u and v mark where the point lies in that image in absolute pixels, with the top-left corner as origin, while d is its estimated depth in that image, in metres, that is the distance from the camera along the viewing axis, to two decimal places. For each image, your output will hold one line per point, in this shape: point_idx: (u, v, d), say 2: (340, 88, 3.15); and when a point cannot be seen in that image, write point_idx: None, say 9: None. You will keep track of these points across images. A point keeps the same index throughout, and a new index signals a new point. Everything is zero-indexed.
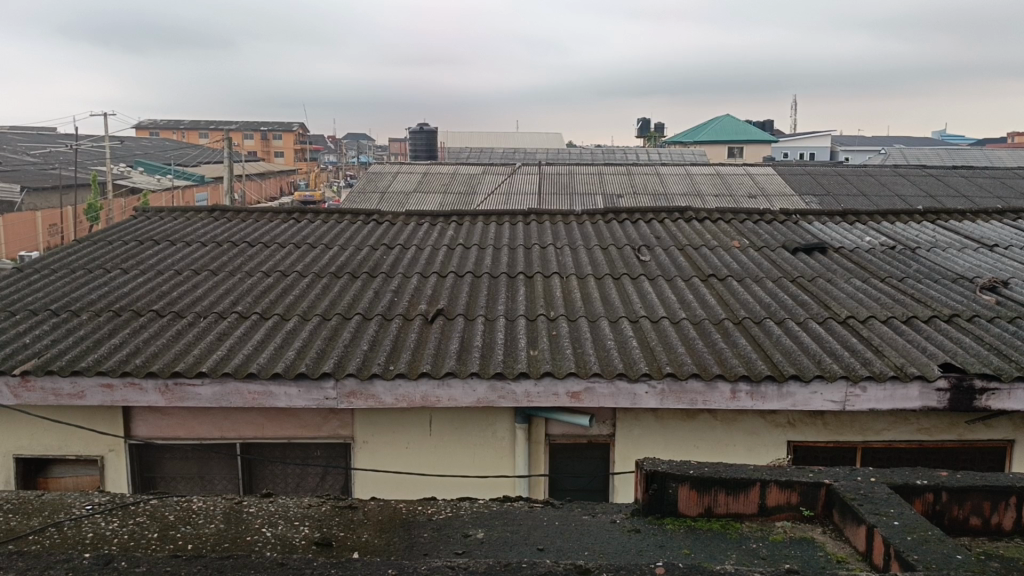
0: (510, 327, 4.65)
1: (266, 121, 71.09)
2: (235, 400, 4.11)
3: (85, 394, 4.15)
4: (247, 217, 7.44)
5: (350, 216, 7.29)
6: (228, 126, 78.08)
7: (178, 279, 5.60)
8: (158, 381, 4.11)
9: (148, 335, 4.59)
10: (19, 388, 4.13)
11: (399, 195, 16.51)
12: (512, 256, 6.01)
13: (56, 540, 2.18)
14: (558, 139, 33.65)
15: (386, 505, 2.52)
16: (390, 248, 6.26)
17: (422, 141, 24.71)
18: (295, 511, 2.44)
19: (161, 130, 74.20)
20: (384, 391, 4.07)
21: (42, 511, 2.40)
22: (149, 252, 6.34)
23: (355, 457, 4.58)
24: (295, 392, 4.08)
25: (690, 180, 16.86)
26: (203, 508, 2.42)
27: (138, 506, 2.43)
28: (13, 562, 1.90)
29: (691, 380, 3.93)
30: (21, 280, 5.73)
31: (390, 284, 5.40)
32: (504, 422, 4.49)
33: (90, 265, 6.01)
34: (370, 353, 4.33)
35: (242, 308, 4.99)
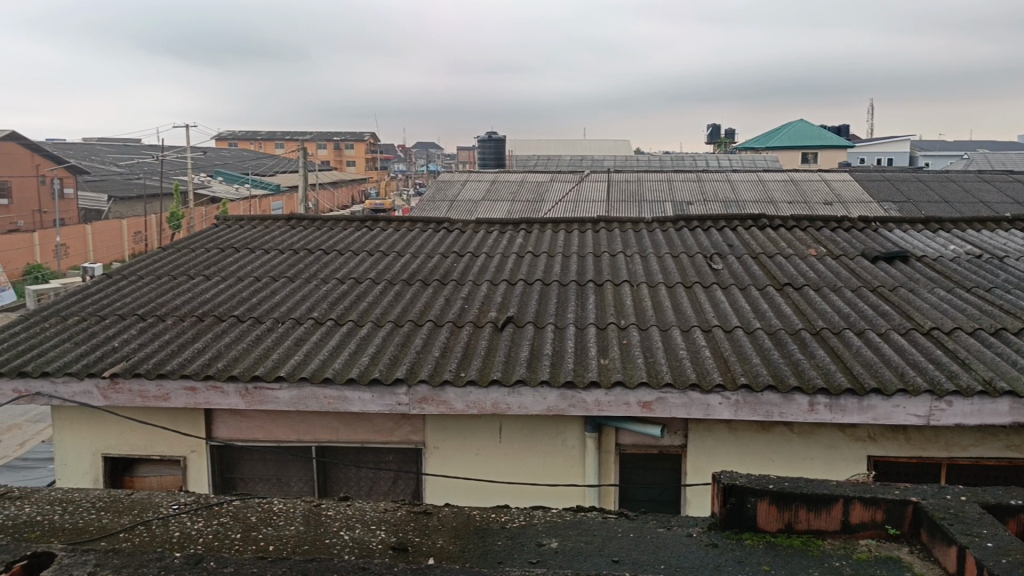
0: (580, 335, 4.63)
1: (338, 132, 72.73)
2: (312, 404, 4.20)
3: (170, 397, 4.31)
4: (322, 225, 7.62)
5: (421, 223, 7.39)
6: (302, 136, 80.07)
7: (257, 286, 5.76)
8: (238, 384, 4.22)
9: (230, 340, 4.74)
10: (109, 390, 4.32)
11: (468, 203, 16.67)
12: (582, 263, 6.00)
13: (145, 538, 2.25)
14: (627, 146, 33.48)
15: (461, 511, 2.53)
16: (460, 255, 6.32)
17: (491, 149, 24.93)
18: (372, 515, 2.47)
19: (239, 140, 76.59)
20: (455, 398, 4.10)
21: (133, 508, 2.47)
22: (231, 259, 6.53)
23: (425, 462, 4.62)
24: (369, 397, 4.14)
25: (763, 186, 16.56)
26: (283, 510, 2.48)
27: (222, 506, 2.50)
28: (108, 558, 1.97)
29: (767, 392, 3.84)
30: (110, 286, 5.97)
31: (460, 291, 5.45)
32: (575, 431, 4.47)
33: (175, 271, 6.24)
34: (442, 359, 4.37)
35: (319, 314, 5.10)
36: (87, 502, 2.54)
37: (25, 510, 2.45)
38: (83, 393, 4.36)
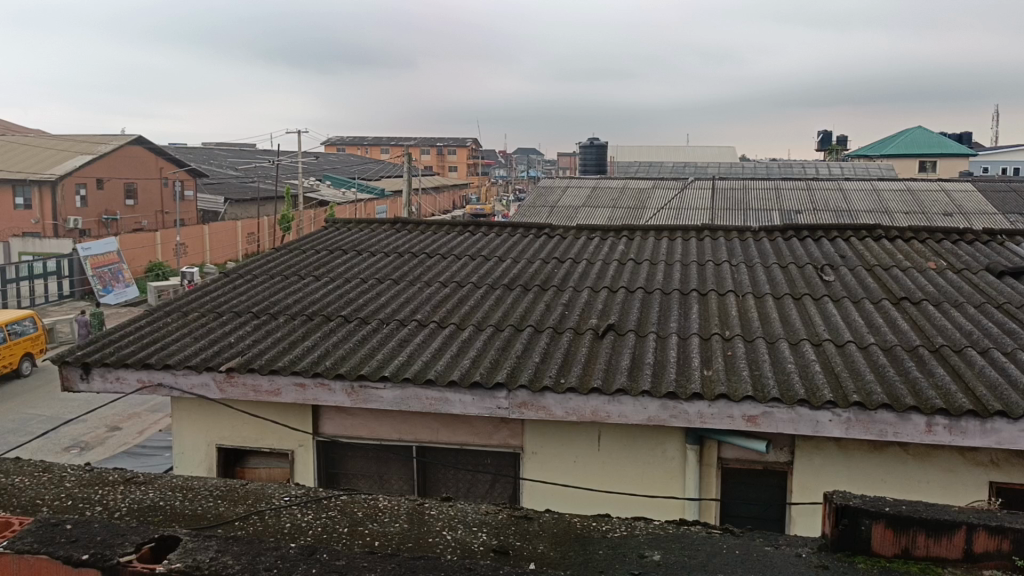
0: (683, 345, 4.56)
1: (442, 137, 74.09)
2: (414, 404, 4.29)
3: (280, 392, 4.47)
4: (426, 229, 7.77)
5: (523, 229, 7.44)
6: (407, 141, 82.03)
7: (364, 287, 5.92)
8: (345, 383, 4.35)
9: (337, 339, 4.89)
10: (224, 383, 4.52)
11: (568, 209, 16.66)
12: (686, 272, 5.91)
13: (258, 528, 2.34)
14: (731, 153, 32.78)
15: (562, 518, 2.53)
16: (561, 261, 6.32)
17: (592, 155, 24.81)
18: (474, 517, 2.49)
19: (347, 146, 79.03)
20: (554, 404, 4.09)
21: (247, 499, 2.58)
22: (339, 261, 6.74)
23: (523, 467, 4.65)
24: (469, 400, 4.19)
25: (877, 195, 15.90)
26: (388, 507, 2.53)
27: (330, 501, 2.57)
28: (229, 544, 2.04)
29: (882, 410, 3.69)
30: (228, 284, 6.26)
31: (561, 297, 5.45)
32: (675, 442, 4.40)
33: (287, 272, 6.48)
34: (542, 364, 4.38)
35: (423, 316, 5.20)
36: (205, 490, 2.66)
37: (149, 495, 2.57)
38: (201, 385, 4.58)
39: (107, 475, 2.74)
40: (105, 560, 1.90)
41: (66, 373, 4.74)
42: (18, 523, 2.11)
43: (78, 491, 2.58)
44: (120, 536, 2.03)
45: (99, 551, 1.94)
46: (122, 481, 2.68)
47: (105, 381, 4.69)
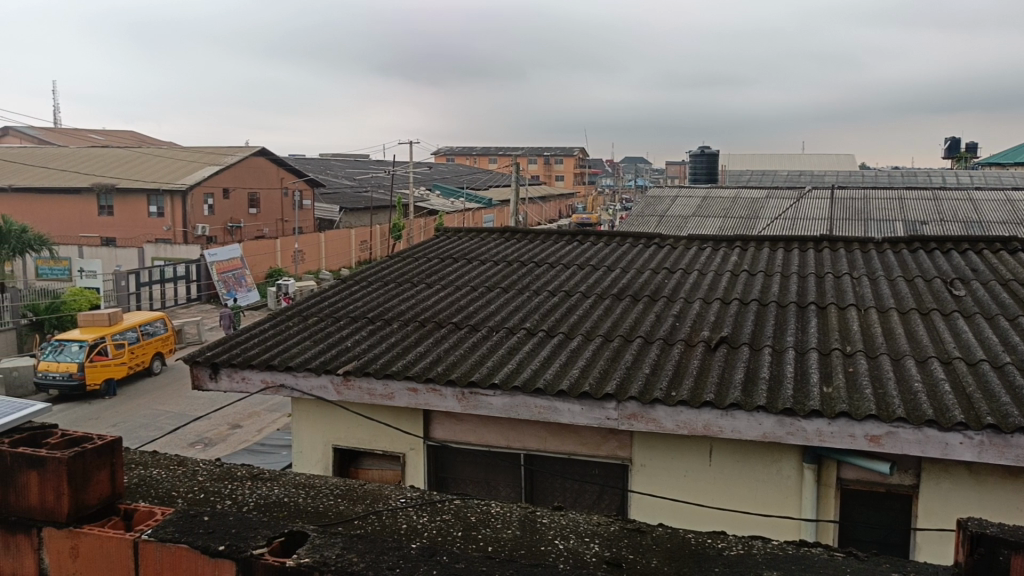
0: (800, 361, 4.41)
1: (549, 147, 74.57)
2: (523, 412, 4.32)
3: (394, 396, 4.60)
4: (534, 238, 7.82)
5: (632, 239, 7.38)
6: (515, 150, 82.94)
7: (474, 295, 6.02)
8: (456, 389, 4.43)
9: (448, 346, 4.98)
10: (341, 386, 4.69)
11: (678, 218, 16.43)
12: (802, 284, 5.72)
13: (376, 527, 2.40)
14: (850, 161, 31.57)
15: (675, 533, 2.48)
16: (670, 272, 6.23)
17: (702, 164, 24.35)
18: (586, 527, 2.48)
19: (456, 156, 80.63)
20: (665, 417, 4.04)
21: (365, 498, 2.66)
22: (450, 269, 6.87)
23: (631, 480, 4.60)
24: (578, 410, 4.19)
25: (1012, 206, 14.97)
26: (501, 513, 2.55)
27: (444, 504, 2.61)
28: (353, 543, 2.11)
29: (1018, 435, 3.46)
30: (345, 290, 6.48)
31: (672, 308, 5.38)
32: (791, 460, 4.27)
33: (400, 279, 6.66)
34: (652, 376, 4.34)
35: (531, 325, 5.23)
36: (326, 488, 2.76)
37: (274, 491, 2.69)
38: (319, 387, 4.76)
39: (235, 471, 2.89)
40: (240, 552, 1.99)
41: (197, 373, 5.02)
42: (160, 512, 2.25)
43: (209, 484, 2.72)
44: (253, 530, 2.13)
45: (234, 543, 2.04)
46: (250, 477, 2.81)
47: (231, 380, 4.94)
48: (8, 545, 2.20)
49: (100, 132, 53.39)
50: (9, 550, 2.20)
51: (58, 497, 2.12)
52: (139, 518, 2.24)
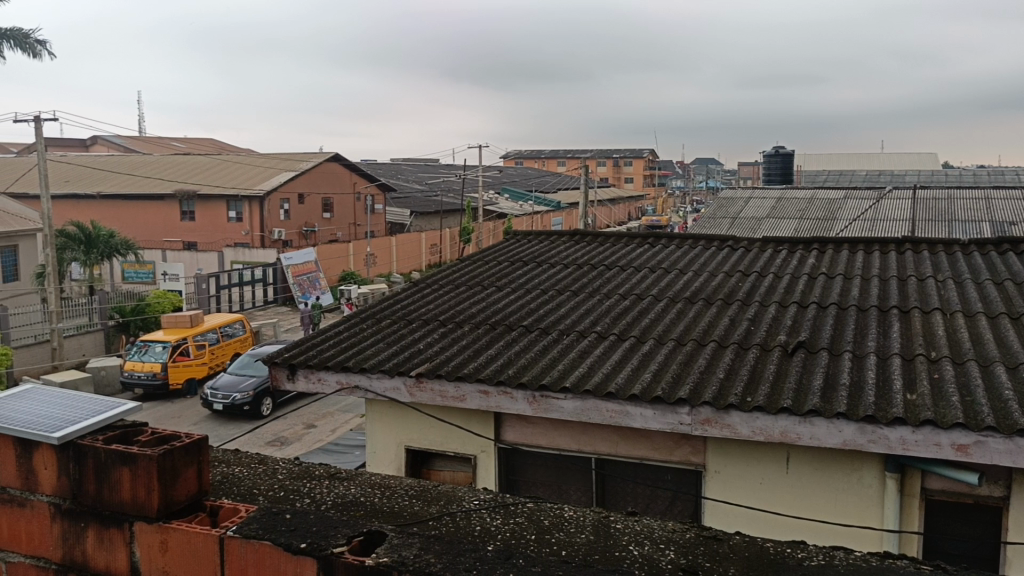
0: (883, 367, 4.28)
1: (618, 149, 74.15)
2: (595, 416, 4.30)
3: (466, 398, 4.63)
4: (605, 241, 7.78)
5: (704, 241, 7.28)
6: (583, 153, 82.72)
7: (544, 298, 6.02)
8: (527, 392, 4.44)
9: (519, 349, 5.00)
10: (414, 388, 4.76)
11: (751, 220, 16.13)
12: (883, 288, 5.54)
13: (451, 528, 2.42)
14: (933, 159, 30.50)
15: (753, 541, 2.41)
16: (744, 275, 6.13)
17: (777, 164, 23.79)
18: (661, 534, 2.43)
19: (525, 159, 80.90)
20: (741, 422, 3.96)
21: (440, 500, 2.68)
22: (520, 272, 6.89)
23: (705, 487, 4.54)
24: (650, 414, 4.14)
25: None
26: (574, 518, 2.53)
27: (517, 507, 2.61)
28: (430, 543, 2.12)
29: None
30: (417, 293, 6.57)
31: (747, 312, 5.28)
32: (873, 469, 4.15)
33: (471, 282, 6.71)
34: (727, 381, 4.26)
35: (603, 328, 5.21)
36: (401, 488, 2.80)
37: (350, 490, 2.74)
38: (393, 388, 4.84)
39: (313, 469, 2.95)
40: (321, 550, 2.04)
41: (276, 374, 5.16)
42: (244, 509, 2.31)
43: (289, 483, 2.78)
44: (333, 528, 2.17)
45: (315, 541, 2.08)
46: (327, 476, 2.87)
47: (307, 381, 5.05)
48: (101, 539, 2.28)
49: (182, 140, 55.23)
50: (102, 543, 2.29)
51: (149, 493, 2.20)
52: (225, 515, 2.31)
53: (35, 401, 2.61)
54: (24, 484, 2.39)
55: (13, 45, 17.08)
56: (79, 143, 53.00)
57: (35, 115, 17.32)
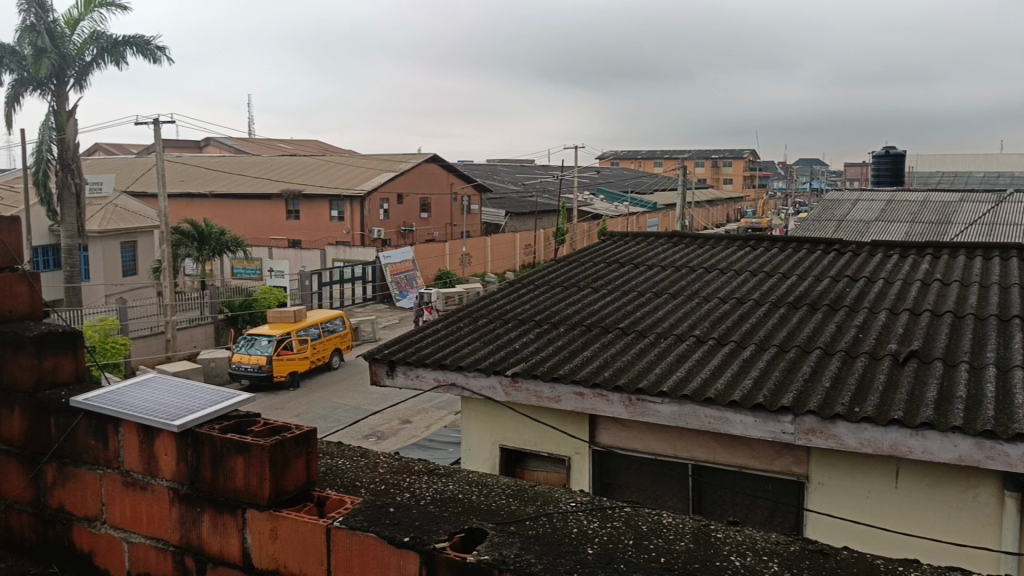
0: (1001, 379, 4.04)
1: (718, 150, 72.72)
2: (692, 422, 4.21)
3: (561, 399, 4.63)
4: (703, 243, 7.64)
5: (809, 245, 7.06)
6: (681, 154, 81.53)
7: (641, 300, 5.95)
8: (623, 394, 4.40)
9: (615, 351, 4.95)
10: (510, 387, 4.79)
11: (859, 223, 15.54)
12: (1003, 295, 5.23)
13: (548, 528, 2.42)
14: None
15: (862, 557, 2.29)
16: (853, 280, 5.89)
17: (887, 165, 22.84)
18: (764, 545, 2.34)
19: (622, 160, 80.41)
20: (847, 433, 3.82)
21: (536, 500, 2.68)
22: (618, 274, 6.83)
23: (808, 498, 4.41)
24: (751, 421, 4.03)
25: None
26: (674, 524, 2.48)
27: (615, 511, 2.58)
28: (530, 543, 2.11)
29: None
30: (513, 293, 6.61)
31: (854, 319, 5.08)
32: (990, 488, 3.94)
33: (567, 282, 6.71)
34: (834, 390, 4.10)
35: (701, 332, 5.11)
36: (500, 486, 2.81)
37: (449, 486, 2.78)
38: (489, 387, 4.88)
39: (413, 464, 3.01)
40: (423, 545, 2.07)
41: (375, 369, 5.28)
42: (350, 501, 2.37)
43: (390, 476, 2.84)
44: (436, 523, 2.20)
45: (418, 535, 2.12)
46: (426, 471, 2.91)
47: (406, 378, 5.15)
48: (215, 524, 2.39)
49: (288, 141, 57.21)
50: (217, 528, 2.39)
51: (261, 482, 2.29)
52: (331, 506, 2.37)
53: (157, 391, 2.74)
54: (146, 468, 2.53)
55: (135, 51, 18.01)
56: (193, 145, 55.59)
57: (154, 119, 18.22)
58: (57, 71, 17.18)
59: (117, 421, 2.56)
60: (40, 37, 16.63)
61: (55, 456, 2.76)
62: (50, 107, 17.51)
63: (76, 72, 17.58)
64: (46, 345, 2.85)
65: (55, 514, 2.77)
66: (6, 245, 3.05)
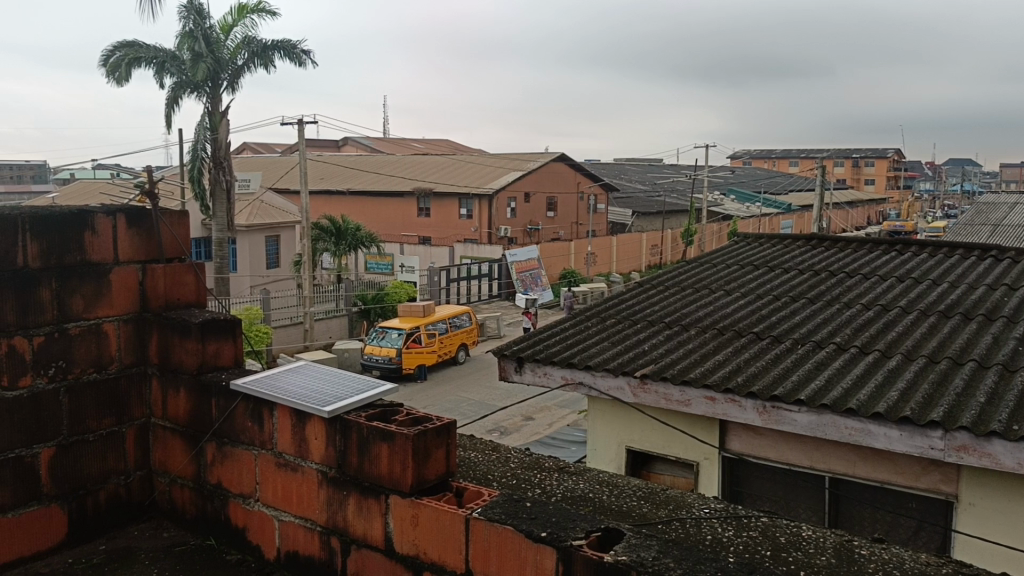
0: None
1: (859, 149, 69.36)
2: (832, 432, 4.04)
3: (691, 403, 4.54)
4: (845, 246, 7.30)
5: (961, 249, 6.63)
6: (818, 153, 78.21)
7: (777, 304, 5.76)
8: (757, 401, 4.27)
9: (749, 357, 4.81)
10: (638, 389, 4.74)
11: (1016, 228, 14.45)
12: None
13: (682, 533, 2.37)
14: None
15: None
16: (1012, 288, 5.49)
17: None
18: (913, 566, 2.21)
19: (754, 159, 78.09)
20: (1004, 453, 3.55)
21: (668, 504, 2.64)
22: (752, 276, 6.63)
23: (956, 519, 4.16)
24: (896, 436, 3.83)
25: None
26: (814, 538, 2.38)
27: (751, 520, 2.50)
28: (669, 548, 2.07)
29: None
30: (643, 293, 6.53)
31: (1013, 330, 4.73)
32: None
33: (699, 284, 6.56)
34: (988, 406, 3.83)
35: (842, 340, 4.89)
36: (630, 488, 2.79)
37: (579, 485, 2.77)
38: (617, 388, 4.85)
39: (544, 461, 3.02)
40: (560, 541, 2.08)
41: (504, 365, 5.36)
42: (487, 493, 2.41)
43: (520, 471, 2.87)
44: (572, 521, 2.21)
45: (556, 531, 2.13)
46: (557, 469, 2.93)
47: (534, 375, 5.19)
48: (360, 507, 2.49)
49: (421, 140, 58.82)
50: (361, 511, 2.49)
51: (404, 469, 2.36)
52: (469, 497, 2.42)
53: (307, 378, 2.89)
54: (297, 451, 2.66)
55: (282, 55, 18.98)
56: (331, 143, 57.96)
57: (298, 119, 18.83)
58: (212, 74, 18.30)
59: (272, 405, 2.72)
60: (198, 42, 17.76)
61: (215, 435, 2.96)
62: (205, 107, 18.73)
63: (229, 74, 18.69)
64: (210, 331, 3.05)
65: (214, 489, 2.98)
66: (175, 237, 3.28)
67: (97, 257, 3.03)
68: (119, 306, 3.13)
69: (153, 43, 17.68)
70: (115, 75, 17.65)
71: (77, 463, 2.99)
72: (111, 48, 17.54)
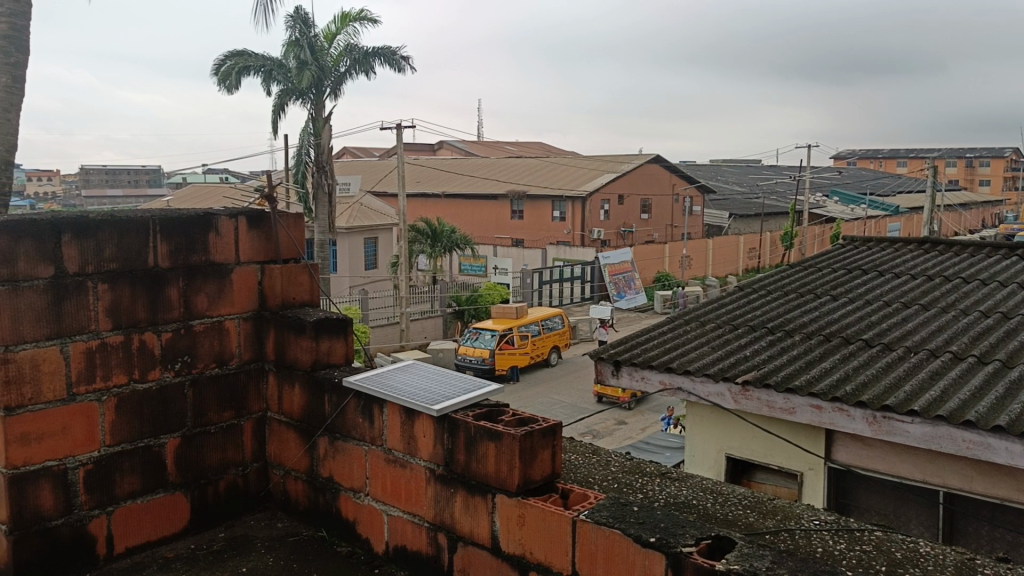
0: None
1: (974, 148, 66.01)
2: (946, 445, 3.86)
3: (795, 411, 4.41)
4: (960, 251, 6.96)
5: None
6: (929, 153, 74.76)
7: (887, 310, 5.53)
8: (867, 411, 4.11)
9: (858, 365, 4.64)
10: (740, 395, 4.64)
11: None
12: None
13: (791, 544, 2.32)
14: None
15: None
16: None
17: None
18: None
19: (859, 159, 75.38)
20: None
21: (776, 514, 2.58)
22: (859, 281, 6.40)
23: None
24: (1019, 451, 3.61)
25: None
26: (932, 554, 2.27)
27: (864, 534, 2.41)
28: (782, 559, 2.02)
29: None
30: (743, 298, 6.39)
31: None
32: None
33: (802, 289, 6.38)
34: None
35: (958, 349, 4.66)
36: (736, 496, 2.74)
37: (682, 491, 2.74)
38: (717, 394, 4.76)
39: (646, 466, 3.00)
40: (669, 547, 2.06)
41: (601, 369, 5.34)
42: (593, 496, 2.40)
43: (622, 475, 2.86)
44: (681, 527, 2.18)
45: (665, 537, 2.11)
46: (659, 474, 2.90)
47: (632, 378, 5.15)
48: (467, 505, 2.53)
49: (515, 143, 59.25)
50: (468, 509, 2.53)
51: (510, 469, 2.39)
52: (575, 499, 2.41)
53: (417, 376, 2.96)
54: (406, 448, 2.73)
55: (383, 62, 19.44)
56: (428, 147, 59.08)
57: (396, 123, 19.32)
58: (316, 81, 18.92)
59: (382, 402, 2.79)
60: (303, 51, 18.39)
61: (328, 430, 3.05)
62: (309, 113, 19.36)
63: (332, 82, 19.25)
64: (323, 329, 3.15)
65: (326, 483, 3.08)
66: (291, 238, 3.42)
67: (220, 258, 3.19)
68: (240, 304, 3.27)
69: (262, 52, 18.48)
70: (226, 83, 18.50)
71: (198, 453, 3.15)
72: (222, 57, 18.39)
